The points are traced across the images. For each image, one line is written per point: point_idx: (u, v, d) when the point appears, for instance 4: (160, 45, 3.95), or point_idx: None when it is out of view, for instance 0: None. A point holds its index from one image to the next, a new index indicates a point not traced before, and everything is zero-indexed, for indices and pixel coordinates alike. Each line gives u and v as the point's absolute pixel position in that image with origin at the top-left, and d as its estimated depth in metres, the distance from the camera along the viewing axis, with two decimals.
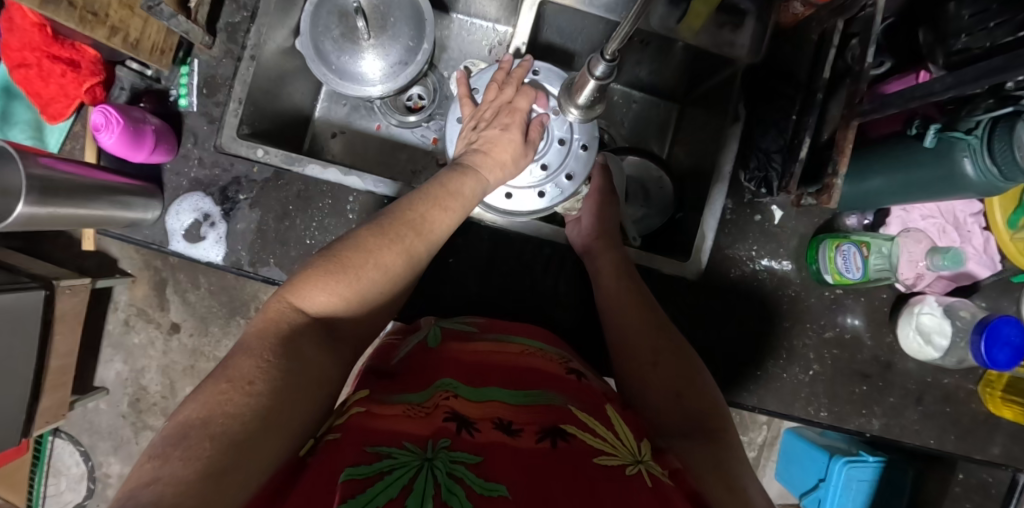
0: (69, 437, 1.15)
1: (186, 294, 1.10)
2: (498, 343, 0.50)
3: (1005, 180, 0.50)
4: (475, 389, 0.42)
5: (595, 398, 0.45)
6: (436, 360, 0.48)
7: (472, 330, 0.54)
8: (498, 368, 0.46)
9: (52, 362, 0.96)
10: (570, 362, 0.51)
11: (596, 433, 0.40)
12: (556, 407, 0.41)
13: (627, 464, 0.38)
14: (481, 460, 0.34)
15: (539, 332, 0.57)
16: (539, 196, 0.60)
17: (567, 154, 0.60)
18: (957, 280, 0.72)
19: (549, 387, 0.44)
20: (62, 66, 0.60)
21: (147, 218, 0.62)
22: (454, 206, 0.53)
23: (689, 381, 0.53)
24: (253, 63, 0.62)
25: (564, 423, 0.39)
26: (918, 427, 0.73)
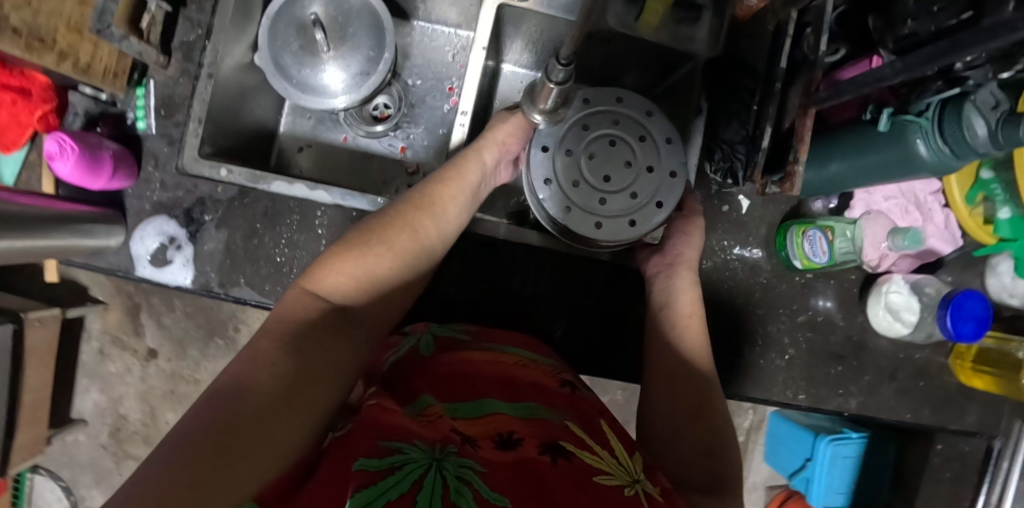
0: (49, 472, 1.12)
1: (161, 318, 1.09)
2: (492, 352, 0.50)
3: (958, 158, 0.51)
4: (475, 405, 0.42)
5: (588, 413, 0.46)
6: (423, 372, 0.48)
7: (465, 339, 0.54)
8: (497, 381, 0.46)
9: (25, 397, 0.94)
10: (562, 373, 0.51)
11: (593, 451, 0.39)
12: (554, 424, 0.41)
13: (624, 483, 0.37)
14: (485, 469, 0.34)
15: (532, 342, 0.56)
16: (631, 224, 0.56)
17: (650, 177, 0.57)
18: (921, 258, 0.74)
19: (547, 403, 0.44)
20: (12, 94, 0.59)
21: (111, 245, 0.60)
22: (455, 197, 0.57)
23: (719, 440, 0.54)
24: (210, 81, 0.61)
25: (563, 440, 0.39)
26: (894, 402, 0.75)
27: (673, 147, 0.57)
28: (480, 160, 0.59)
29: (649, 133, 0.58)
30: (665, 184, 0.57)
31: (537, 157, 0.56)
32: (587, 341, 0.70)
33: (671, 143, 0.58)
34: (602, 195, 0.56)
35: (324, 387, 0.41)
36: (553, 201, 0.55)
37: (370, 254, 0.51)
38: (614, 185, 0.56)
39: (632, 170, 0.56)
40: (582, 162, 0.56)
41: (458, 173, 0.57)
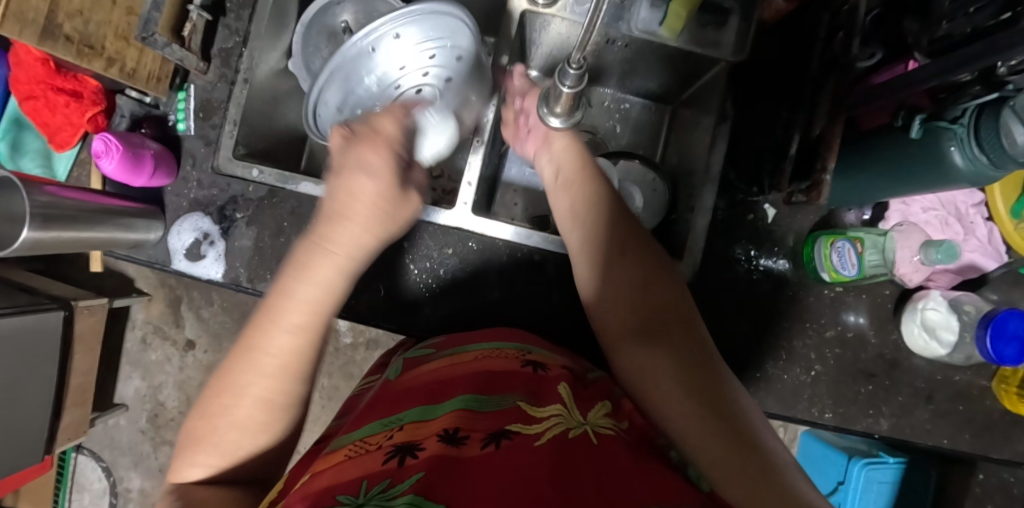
0: (91, 453, 1.18)
1: (200, 310, 1.14)
2: (452, 355, 0.50)
3: (995, 168, 0.49)
4: (425, 411, 0.42)
5: (548, 384, 0.45)
6: (387, 393, 0.48)
7: (431, 352, 0.54)
8: (438, 384, 0.45)
9: (72, 380, 1.00)
10: (527, 353, 0.50)
11: (543, 419, 0.39)
12: (502, 409, 0.40)
13: (571, 427, 0.39)
14: (423, 475, 0.33)
15: (502, 332, 0.56)
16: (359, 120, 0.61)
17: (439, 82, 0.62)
18: (962, 274, 0.70)
19: (496, 388, 0.44)
20: (66, 97, 0.63)
21: (150, 239, 0.64)
22: (309, 294, 0.47)
23: (654, 275, 0.55)
24: (246, 86, 0.64)
25: (509, 424, 0.39)
26: (929, 426, 0.71)
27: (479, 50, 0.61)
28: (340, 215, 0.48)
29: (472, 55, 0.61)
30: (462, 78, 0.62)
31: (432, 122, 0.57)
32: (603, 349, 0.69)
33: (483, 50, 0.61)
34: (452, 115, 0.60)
35: None
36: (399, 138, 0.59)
37: (223, 404, 0.44)
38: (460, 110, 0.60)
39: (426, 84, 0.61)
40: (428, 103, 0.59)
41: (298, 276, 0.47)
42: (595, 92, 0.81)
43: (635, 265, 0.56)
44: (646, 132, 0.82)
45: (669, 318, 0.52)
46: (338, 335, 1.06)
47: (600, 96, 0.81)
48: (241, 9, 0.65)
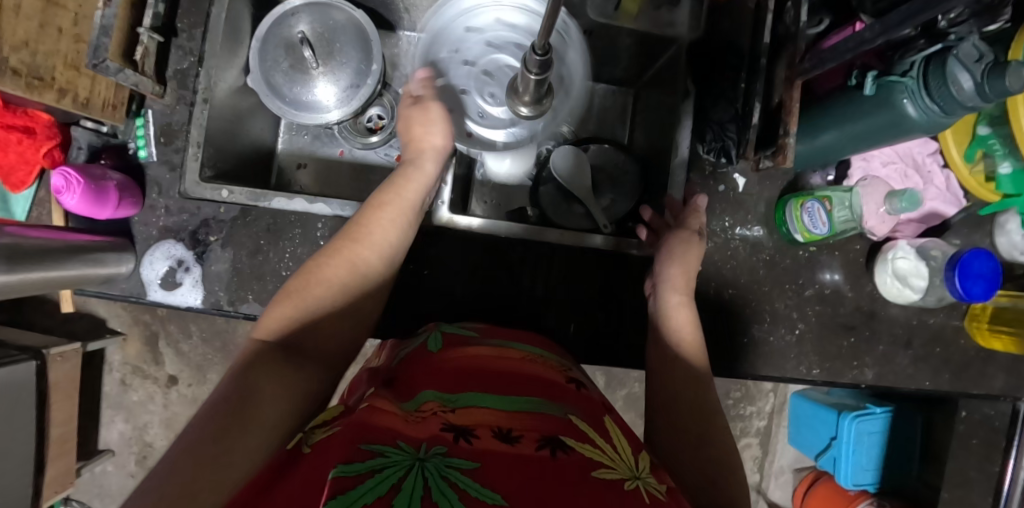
0: (81, 504, 1.14)
1: (179, 345, 1.11)
2: (499, 347, 0.50)
3: (947, 115, 0.51)
4: (477, 396, 0.41)
5: (594, 408, 0.45)
6: (430, 365, 0.47)
7: (473, 335, 0.54)
8: (501, 375, 0.45)
9: (52, 431, 0.96)
10: (570, 371, 0.51)
11: (595, 444, 0.38)
12: (556, 417, 0.40)
13: (625, 477, 0.35)
14: (478, 465, 0.32)
15: (535, 339, 0.57)
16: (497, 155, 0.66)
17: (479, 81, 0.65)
18: (926, 222, 0.74)
19: (550, 395, 0.43)
20: (18, 134, 0.61)
21: (122, 272, 0.62)
22: (388, 204, 0.55)
23: (711, 426, 0.53)
24: (207, 106, 0.62)
25: (563, 434, 0.37)
26: (911, 370, 0.74)
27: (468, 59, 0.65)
28: (421, 172, 0.58)
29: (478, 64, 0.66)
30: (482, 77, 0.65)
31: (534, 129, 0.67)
32: (595, 331, 0.70)
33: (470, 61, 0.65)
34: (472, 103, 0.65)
35: (263, 417, 0.38)
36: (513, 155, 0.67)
37: (319, 269, 0.50)
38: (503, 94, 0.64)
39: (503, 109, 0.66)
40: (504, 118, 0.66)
41: (393, 193, 0.55)
42: None
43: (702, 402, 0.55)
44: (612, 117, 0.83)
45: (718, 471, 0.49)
46: None
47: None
48: (193, 29, 0.63)
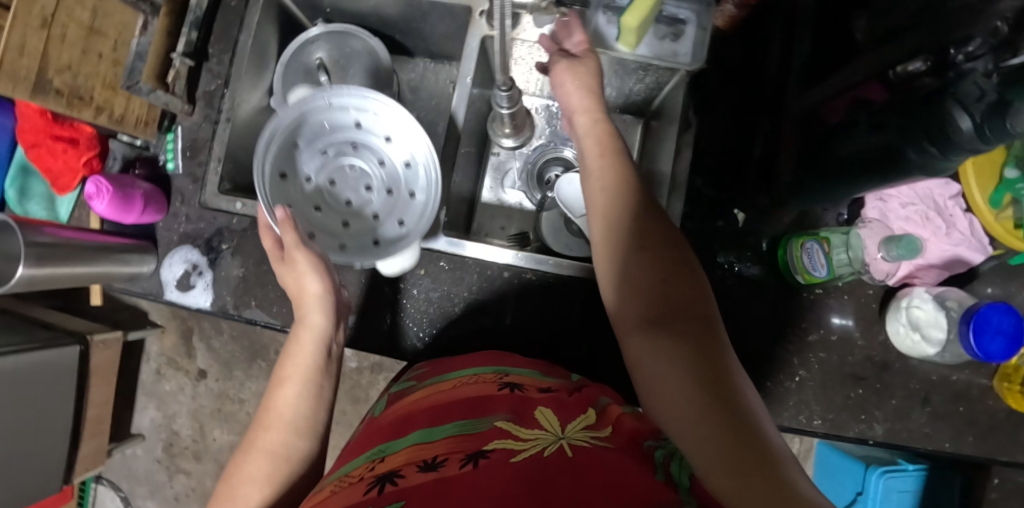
0: (110, 483, 1.22)
1: (210, 341, 1.21)
2: (431, 387, 0.55)
3: (945, 158, 0.46)
4: (398, 443, 0.46)
5: (529, 402, 0.48)
6: (375, 428, 0.53)
7: (413, 384, 0.59)
8: (425, 412, 0.50)
9: (88, 411, 1.05)
10: (506, 377, 0.54)
11: (520, 436, 0.42)
12: (481, 430, 0.43)
13: (546, 446, 0.40)
14: (401, 503, 0.36)
15: (486, 358, 0.60)
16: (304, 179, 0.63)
17: (395, 203, 0.64)
18: (950, 268, 0.69)
19: (476, 412, 0.47)
20: (63, 144, 0.69)
21: (145, 271, 0.68)
22: (287, 377, 0.55)
23: (677, 268, 0.49)
24: (229, 125, 0.67)
25: (487, 444, 0.41)
26: (928, 430, 0.68)
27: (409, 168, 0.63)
28: (312, 326, 0.57)
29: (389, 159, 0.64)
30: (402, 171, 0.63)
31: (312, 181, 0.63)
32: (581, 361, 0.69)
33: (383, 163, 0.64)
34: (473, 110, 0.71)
35: None
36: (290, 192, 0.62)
37: (240, 462, 0.52)
38: (362, 200, 0.64)
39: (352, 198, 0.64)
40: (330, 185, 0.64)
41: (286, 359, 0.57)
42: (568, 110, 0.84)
43: (650, 262, 0.49)
44: None
45: (685, 313, 0.46)
46: (344, 361, 1.19)
47: (549, 111, 0.84)
48: (222, 54, 0.69)
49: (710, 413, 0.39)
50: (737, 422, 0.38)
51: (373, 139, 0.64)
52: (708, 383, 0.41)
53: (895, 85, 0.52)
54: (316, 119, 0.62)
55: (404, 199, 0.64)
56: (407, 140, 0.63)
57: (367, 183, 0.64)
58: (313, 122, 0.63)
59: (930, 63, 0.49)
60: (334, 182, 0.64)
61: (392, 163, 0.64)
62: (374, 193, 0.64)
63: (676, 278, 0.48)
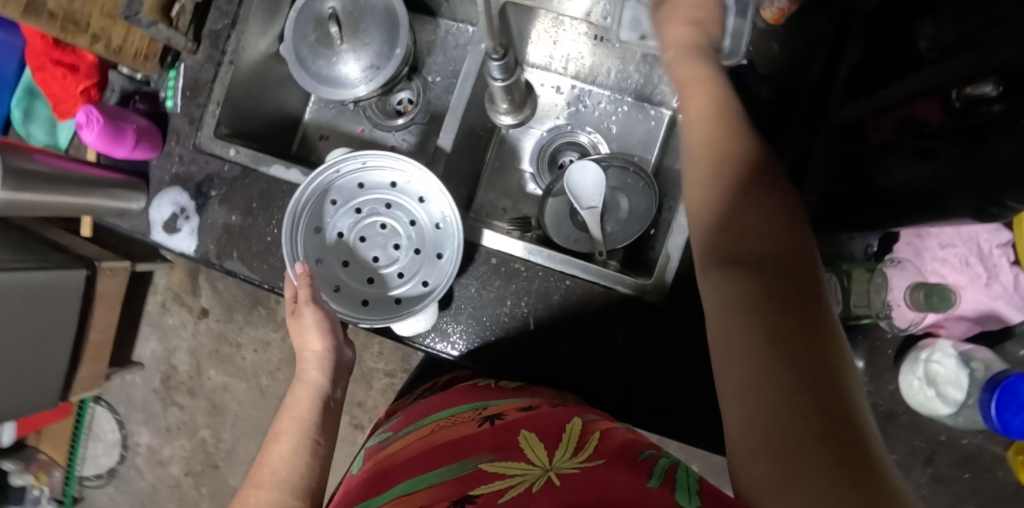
0: (108, 405, 1.26)
1: (216, 282, 1.23)
2: (411, 435, 0.53)
3: (995, 207, 0.41)
4: (384, 497, 0.44)
5: (510, 432, 0.46)
6: (358, 479, 0.51)
7: (390, 434, 0.57)
8: (408, 458, 0.48)
9: (90, 335, 1.08)
10: (484, 411, 0.52)
11: (506, 474, 0.40)
12: (464, 472, 0.42)
13: (533, 483, 0.38)
14: None
15: (463, 396, 0.58)
16: (333, 234, 0.61)
17: (421, 264, 0.60)
18: (981, 323, 0.63)
19: (459, 452, 0.45)
20: (64, 69, 0.69)
21: (134, 207, 0.67)
22: (284, 432, 0.53)
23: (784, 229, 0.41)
24: (231, 68, 0.66)
25: (472, 488, 0.39)
26: (925, 492, 0.63)
27: (438, 230, 0.60)
28: (308, 381, 0.57)
29: (421, 221, 0.61)
30: (430, 233, 0.61)
31: (338, 238, 0.61)
32: None
33: (416, 224, 0.61)
34: (485, 81, 0.67)
35: None
36: (316, 247, 0.60)
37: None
38: (389, 259, 0.61)
39: (380, 255, 0.61)
40: (357, 242, 0.61)
41: (284, 415, 0.55)
42: (592, 93, 0.78)
43: (745, 221, 0.42)
44: (640, 138, 0.77)
45: (788, 281, 0.39)
46: None
47: (573, 93, 0.79)
48: None
49: (793, 394, 0.34)
50: (828, 430, 0.32)
51: (410, 201, 0.61)
52: (805, 374, 0.35)
53: (955, 111, 0.42)
54: (350, 180, 0.61)
55: (432, 261, 0.60)
56: (441, 202, 0.60)
57: (396, 243, 0.61)
58: (346, 184, 0.61)
59: (1002, 88, 0.39)
60: (364, 240, 0.61)
61: (423, 225, 0.61)
62: (399, 254, 0.61)
63: (773, 229, 0.42)
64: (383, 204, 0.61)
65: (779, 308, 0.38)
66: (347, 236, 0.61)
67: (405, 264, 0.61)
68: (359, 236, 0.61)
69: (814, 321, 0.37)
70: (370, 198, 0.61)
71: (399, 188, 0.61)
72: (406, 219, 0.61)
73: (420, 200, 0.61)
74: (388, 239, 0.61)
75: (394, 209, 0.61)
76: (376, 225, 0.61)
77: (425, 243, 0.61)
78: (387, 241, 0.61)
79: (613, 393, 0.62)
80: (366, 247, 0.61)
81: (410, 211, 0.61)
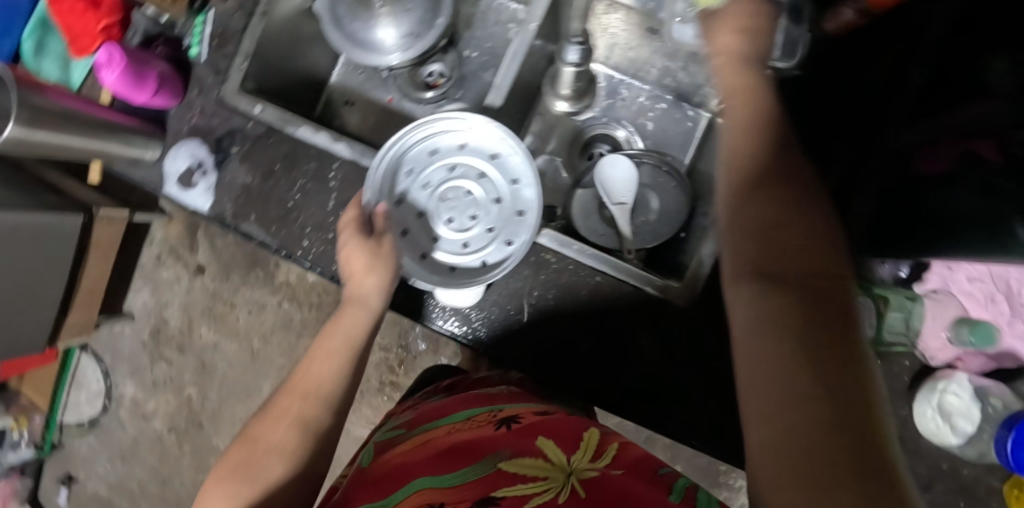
0: (94, 354, 1.23)
1: (214, 240, 1.19)
2: (423, 434, 0.51)
3: None
4: (402, 492, 0.43)
5: (528, 433, 0.47)
6: (364, 477, 0.49)
7: (402, 432, 0.54)
8: (425, 457, 0.47)
9: (82, 282, 1.04)
10: (501, 413, 0.52)
11: (530, 476, 0.41)
12: (485, 474, 0.42)
13: (557, 489, 0.39)
14: None
15: (477, 398, 0.57)
16: (422, 183, 0.60)
17: (491, 242, 0.58)
18: (997, 359, 0.63)
19: (476, 452, 0.45)
20: (84, 3, 0.66)
21: (146, 156, 0.65)
22: (332, 350, 0.49)
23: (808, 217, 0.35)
24: (263, 20, 0.63)
25: (496, 490, 0.40)
26: None
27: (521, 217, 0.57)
28: (364, 308, 0.52)
29: (506, 200, 0.58)
30: (511, 218, 0.58)
31: (422, 185, 0.60)
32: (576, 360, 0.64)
33: (501, 202, 0.58)
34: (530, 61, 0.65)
35: None
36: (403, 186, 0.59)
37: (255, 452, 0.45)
38: (461, 226, 0.59)
39: (455, 218, 0.59)
40: (440, 196, 0.60)
41: (330, 330, 0.51)
42: (631, 86, 0.76)
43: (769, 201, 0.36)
44: (675, 137, 0.75)
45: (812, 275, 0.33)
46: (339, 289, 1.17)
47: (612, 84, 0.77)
48: None
49: (816, 429, 0.27)
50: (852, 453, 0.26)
51: (502, 177, 0.58)
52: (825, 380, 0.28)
53: None
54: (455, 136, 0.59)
55: (499, 244, 0.58)
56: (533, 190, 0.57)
57: (475, 213, 0.59)
58: (450, 141, 0.60)
59: None
60: (446, 198, 0.60)
61: (506, 205, 0.58)
62: (472, 223, 0.59)
63: (803, 220, 0.35)
64: (477, 170, 0.59)
65: (813, 308, 0.31)
66: (435, 187, 0.60)
67: (475, 235, 0.59)
68: (443, 191, 0.60)
69: (857, 352, 0.30)
70: (470, 159, 0.59)
71: (498, 160, 0.58)
72: (496, 195, 0.59)
73: (513, 180, 0.58)
74: (469, 206, 0.59)
75: (485, 180, 0.59)
76: (464, 188, 0.59)
77: (501, 223, 0.58)
78: (469, 207, 0.59)
79: (628, 394, 0.61)
80: (445, 205, 0.60)
81: (501, 185, 0.58)
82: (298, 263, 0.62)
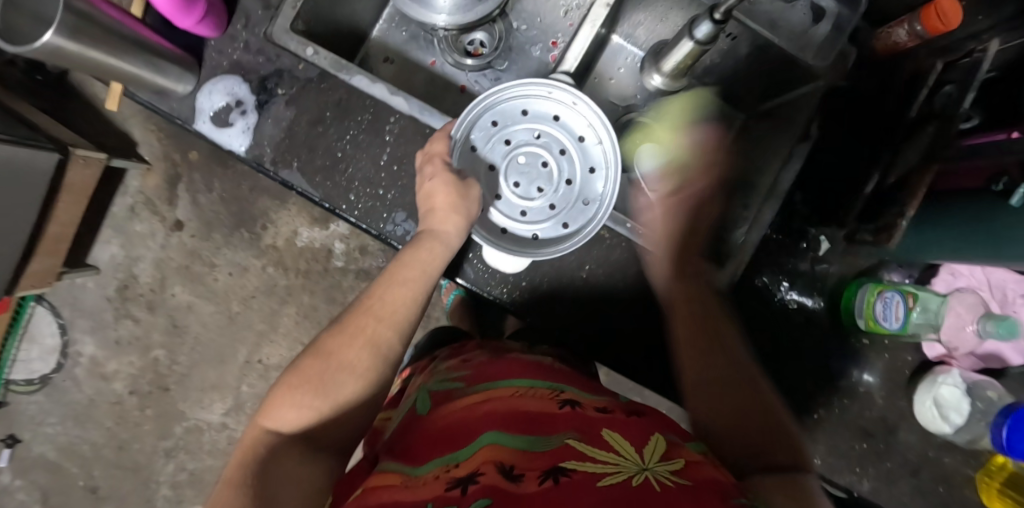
0: (51, 307, 1.13)
1: (197, 196, 1.11)
2: (484, 392, 0.50)
3: None
4: (470, 445, 0.43)
5: (594, 421, 0.44)
6: (420, 427, 0.48)
7: (461, 386, 0.53)
8: (489, 416, 0.46)
9: (50, 227, 0.95)
10: (563, 393, 0.49)
11: (602, 458, 0.39)
12: (556, 445, 0.41)
13: (630, 474, 0.37)
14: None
15: (536, 367, 0.55)
16: (504, 139, 0.57)
17: (549, 220, 0.57)
18: (985, 360, 0.68)
19: (543, 427, 0.43)
20: None
21: (179, 90, 0.59)
22: (411, 278, 0.51)
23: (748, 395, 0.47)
24: None
25: (564, 461, 0.39)
26: (907, 500, 0.68)
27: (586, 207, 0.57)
28: (436, 251, 0.53)
29: (577, 184, 0.57)
30: (577, 205, 0.57)
31: (502, 140, 0.57)
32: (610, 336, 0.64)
33: (571, 184, 0.57)
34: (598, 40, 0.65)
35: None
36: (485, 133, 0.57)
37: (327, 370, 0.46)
38: (524, 194, 0.58)
39: (523, 183, 0.58)
40: (517, 156, 0.58)
41: (404, 262, 0.52)
42: None
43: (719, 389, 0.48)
44: None
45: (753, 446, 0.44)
46: (331, 257, 1.12)
47: None
48: None
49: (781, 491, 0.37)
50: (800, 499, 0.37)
51: (581, 161, 0.57)
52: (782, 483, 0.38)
53: None
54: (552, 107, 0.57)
55: (555, 225, 0.57)
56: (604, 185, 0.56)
57: (543, 186, 0.58)
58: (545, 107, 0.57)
59: None
60: (521, 159, 0.58)
61: (575, 189, 0.57)
62: (536, 194, 0.58)
63: (748, 403, 0.47)
64: (560, 146, 0.57)
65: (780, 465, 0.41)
66: (517, 147, 0.58)
67: (536, 207, 0.58)
68: (521, 152, 0.58)
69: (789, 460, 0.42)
70: (558, 134, 0.57)
71: (585, 143, 0.57)
72: (571, 177, 0.57)
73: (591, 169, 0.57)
74: (542, 178, 0.58)
75: (562, 159, 0.57)
76: (541, 159, 0.58)
77: (564, 206, 0.57)
78: (543, 177, 0.58)
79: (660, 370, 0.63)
80: (518, 167, 0.58)
81: (579, 167, 0.57)
82: (342, 218, 0.59)
